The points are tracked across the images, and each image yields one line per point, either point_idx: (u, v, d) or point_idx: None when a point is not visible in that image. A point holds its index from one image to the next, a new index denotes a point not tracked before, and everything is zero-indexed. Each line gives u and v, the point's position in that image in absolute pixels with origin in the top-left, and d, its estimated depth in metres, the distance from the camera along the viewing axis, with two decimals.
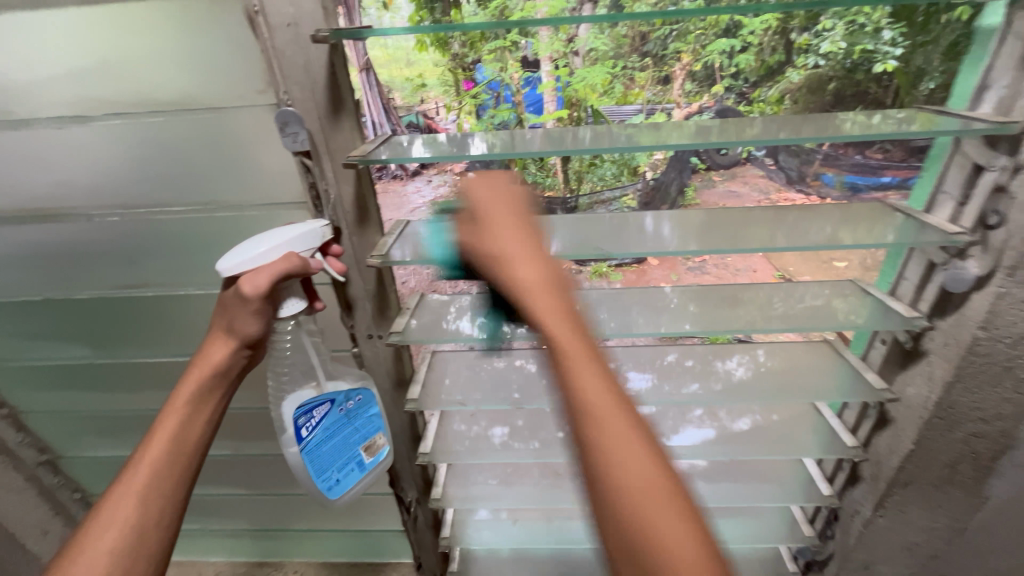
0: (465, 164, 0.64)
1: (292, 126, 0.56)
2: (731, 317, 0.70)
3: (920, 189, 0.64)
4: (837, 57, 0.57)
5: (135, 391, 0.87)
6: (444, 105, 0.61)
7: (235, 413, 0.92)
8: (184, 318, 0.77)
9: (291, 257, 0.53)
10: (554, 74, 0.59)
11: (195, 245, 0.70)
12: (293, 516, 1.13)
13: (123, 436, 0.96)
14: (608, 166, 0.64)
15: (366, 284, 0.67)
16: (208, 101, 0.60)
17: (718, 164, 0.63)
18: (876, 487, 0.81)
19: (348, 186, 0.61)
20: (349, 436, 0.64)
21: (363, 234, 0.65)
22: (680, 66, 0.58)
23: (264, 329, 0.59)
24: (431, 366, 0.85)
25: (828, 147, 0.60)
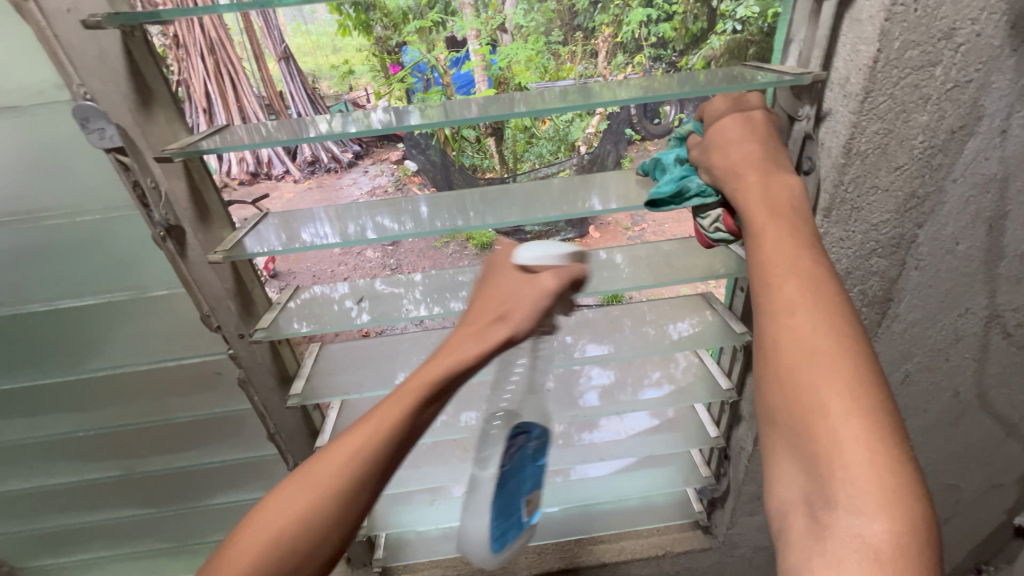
0: (402, 150, 0.64)
1: (95, 121, 0.51)
2: (675, 273, 0.73)
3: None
4: (755, 22, 0.59)
5: (5, 419, 0.83)
6: (374, 92, 0.59)
7: (118, 431, 0.87)
8: (34, 336, 0.72)
9: (581, 263, 0.59)
10: (482, 52, 0.58)
11: (31, 257, 0.65)
12: (207, 528, 1.09)
13: (2, 466, 0.90)
14: (545, 144, 0.65)
15: (225, 283, 0.64)
16: (3, 100, 0.55)
17: (652, 133, 0.65)
18: (754, 423, 0.90)
19: (178, 180, 0.58)
20: (529, 483, 0.68)
21: (207, 231, 0.61)
22: (604, 38, 0.58)
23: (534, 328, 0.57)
24: (317, 359, 0.85)
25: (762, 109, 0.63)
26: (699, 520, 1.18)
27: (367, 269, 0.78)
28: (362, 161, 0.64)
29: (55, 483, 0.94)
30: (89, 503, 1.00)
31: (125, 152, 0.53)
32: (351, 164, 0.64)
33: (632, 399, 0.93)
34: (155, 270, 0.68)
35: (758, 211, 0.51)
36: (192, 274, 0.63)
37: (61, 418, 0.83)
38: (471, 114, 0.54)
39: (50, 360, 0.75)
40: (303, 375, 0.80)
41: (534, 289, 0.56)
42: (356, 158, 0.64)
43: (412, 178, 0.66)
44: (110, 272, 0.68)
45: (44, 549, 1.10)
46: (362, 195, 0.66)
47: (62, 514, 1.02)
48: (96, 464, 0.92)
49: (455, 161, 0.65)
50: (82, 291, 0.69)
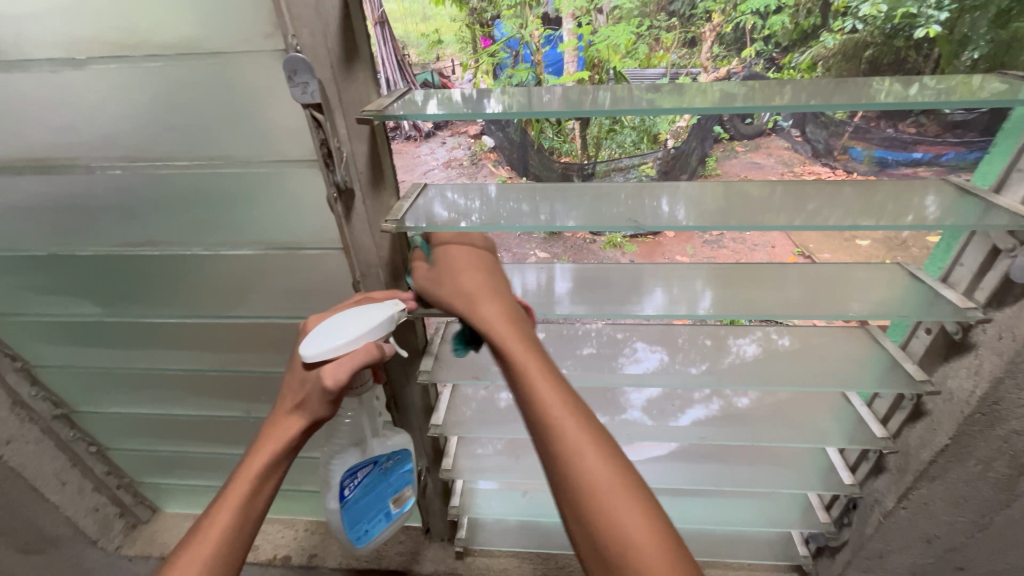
0: (479, 125, 0.65)
1: (301, 75, 0.54)
2: (766, 301, 0.70)
3: (988, 167, 0.61)
4: (876, 21, 0.54)
5: (150, 349, 0.92)
6: (461, 63, 0.61)
7: (246, 375, 0.95)
8: (192, 278, 0.79)
9: (370, 347, 0.61)
10: (576, 32, 0.57)
11: (202, 202, 0.70)
12: (305, 477, 1.17)
13: (139, 391, 1.02)
14: (628, 133, 0.62)
15: (380, 252, 0.70)
16: (212, 46, 0.59)
17: (741, 134, 0.60)
18: (901, 479, 0.83)
19: (361, 144, 0.62)
20: (383, 492, 0.80)
21: (376, 196, 0.66)
22: (710, 27, 0.56)
23: (333, 411, 0.65)
24: (444, 338, 0.87)
25: (860, 119, 0.57)
26: (802, 565, 1.12)
27: None
28: (440, 132, 0.66)
29: (182, 414, 1.06)
30: (207, 435, 1.10)
31: (322, 110, 0.57)
32: (429, 135, 0.67)
33: (676, 424, 0.90)
34: (311, 229, 0.72)
35: (520, 358, 0.59)
36: (352, 238, 0.67)
37: (198, 355, 0.92)
38: (550, 109, 0.54)
39: (202, 300, 0.82)
40: (432, 353, 0.82)
41: (317, 384, 0.62)
42: (434, 130, 0.66)
43: (488, 155, 0.67)
44: (270, 227, 0.72)
45: (162, 470, 1.22)
46: (439, 165, 0.68)
47: (183, 441, 1.13)
48: (222, 402, 1.02)
49: (534, 142, 0.64)
50: (244, 242, 0.74)
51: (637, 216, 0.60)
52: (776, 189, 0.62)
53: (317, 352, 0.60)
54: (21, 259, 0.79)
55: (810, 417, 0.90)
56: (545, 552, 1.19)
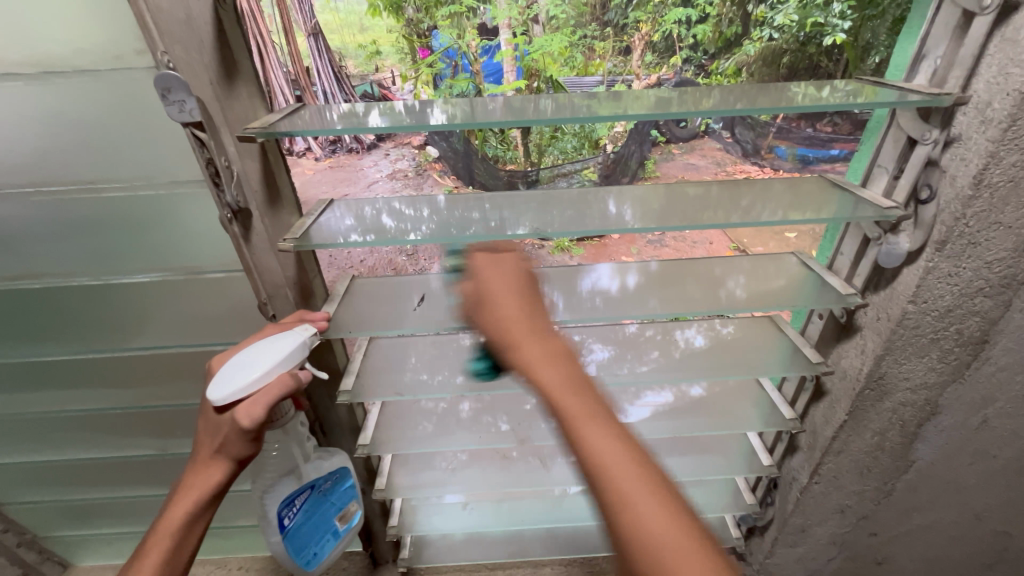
0: (423, 137, 0.64)
1: (177, 92, 0.50)
2: (695, 299, 0.73)
3: (858, 163, 0.66)
4: (791, 30, 0.58)
5: (44, 390, 0.84)
6: (400, 74, 0.60)
7: (158, 410, 0.89)
8: (82, 311, 0.73)
9: (285, 378, 0.59)
10: (512, 42, 0.58)
11: (89, 228, 0.65)
12: (232, 514, 1.10)
13: (39, 436, 0.93)
14: (569, 139, 0.64)
15: (285, 271, 0.66)
16: (82, 65, 0.55)
17: (677, 136, 0.63)
18: (811, 455, 0.88)
19: (250, 160, 0.59)
20: (326, 512, 0.77)
21: (273, 214, 0.63)
22: (640, 35, 0.58)
23: (254, 449, 0.62)
24: (367, 354, 0.84)
25: (782, 120, 0.61)
26: (736, 547, 1.18)
27: (383, 254, 0.79)
28: (383, 144, 0.65)
29: (91, 457, 0.97)
30: (121, 478, 1.02)
31: (204, 128, 0.53)
32: (372, 147, 0.65)
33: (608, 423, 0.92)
34: (212, 250, 0.69)
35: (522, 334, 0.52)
36: (255, 261, 0.63)
37: (103, 393, 0.85)
38: (493, 118, 0.54)
39: (99, 336, 0.76)
40: (352, 370, 0.78)
41: (231, 427, 0.59)
42: (376, 141, 0.65)
43: (433, 165, 0.67)
44: (171, 251, 0.68)
45: (70, 521, 1.11)
46: (383, 176, 0.67)
47: (92, 488, 1.04)
48: (133, 441, 0.95)
49: (477, 150, 0.64)
50: (142, 268, 0.69)
51: (552, 225, 0.61)
52: (715, 189, 0.65)
53: (227, 392, 0.57)
54: None
55: (734, 405, 0.95)
56: (492, 563, 1.18)
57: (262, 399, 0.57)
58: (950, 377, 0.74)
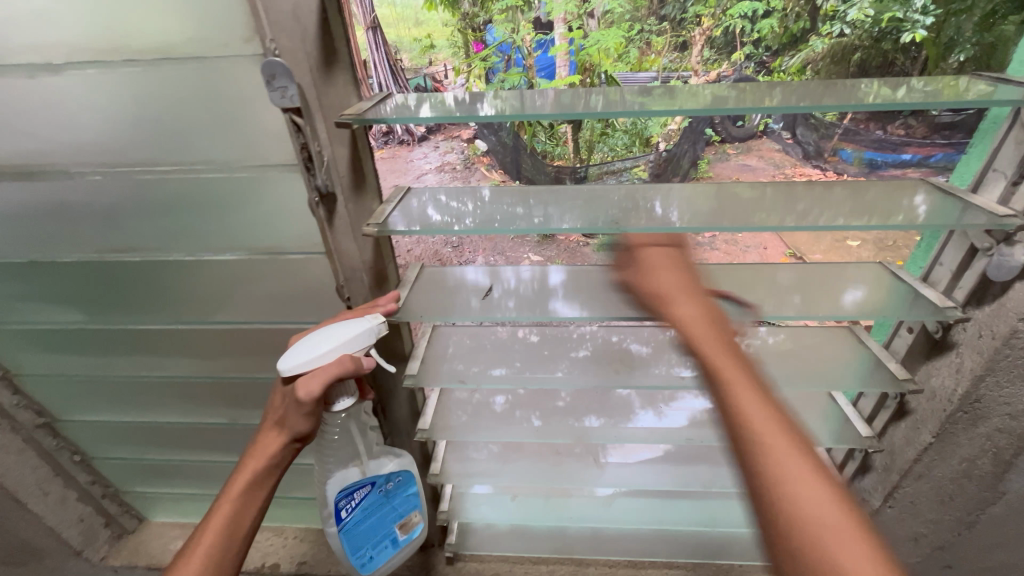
0: (473, 130, 0.64)
1: (280, 79, 0.52)
2: (745, 304, 0.70)
3: (966, 167, 0.63)
4: (865, 25, 0.54)
5: (135, 355, 0.91)
6: (453, 68, 0.61)
7: (232, 382, 0.95)
8: (173, 283, 0.78)
9: (344, 360, 0.61)
10: (567, 36, 0.58)
11: (183, 208, 0.70)
12: (292, 485, 1.16)
13: (125, 398, 1.01)
14: (620, 136, 0.63)
15: (363, 257, 0.68)
16: (192, 51, 0.58)
17: (733, 136, 0.61)
18: (886, 478, 0.85)
19: (340, 146, 0.60)
20: (382, 515, 0.79)
21: (358, 200, 0.64)
22: (700, 31, 0.56)
23: (313, 424, 0.64)
24: (430, 341, 0.86)
25: (850, 122, 0.58)
26: None
27: (430, 244, 0.81)
28: (433, 137, 0.66)
29: (170, 421, 1.05)
30: (195, 442, 1.09)
31: (301, 114, 0.54)
32: (423, 139, 0.66)
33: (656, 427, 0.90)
34: (289, 233, 0.72)
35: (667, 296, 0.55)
36: (335, 244, 0.64)
37: (185, 363, 0.91)
38: (541, 112, 0.54)
39: (188, 308, 0.82)
40: (419, 356, 0.81)
41: (293, 397, 0.62)
42: (427, 134, 0.66)
43: (481, 158, 0.67)
44: (258, 230, 0.72)
45: (148, 479, 1.20)
46: (432, 168, 0.68)
47: (170, 450, 1.12)
48: (210, 410, 1.01)
49: (526, 146, 0.65)
50: (226, 247, 0.74)
51: (607, 218, 0.60)
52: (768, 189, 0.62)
53: (292, 365, 0.60)
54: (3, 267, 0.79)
55: (798, 415, 0.91)
56: (535, 557, 1.18)
57: (318, 376, 0.59)
58: None
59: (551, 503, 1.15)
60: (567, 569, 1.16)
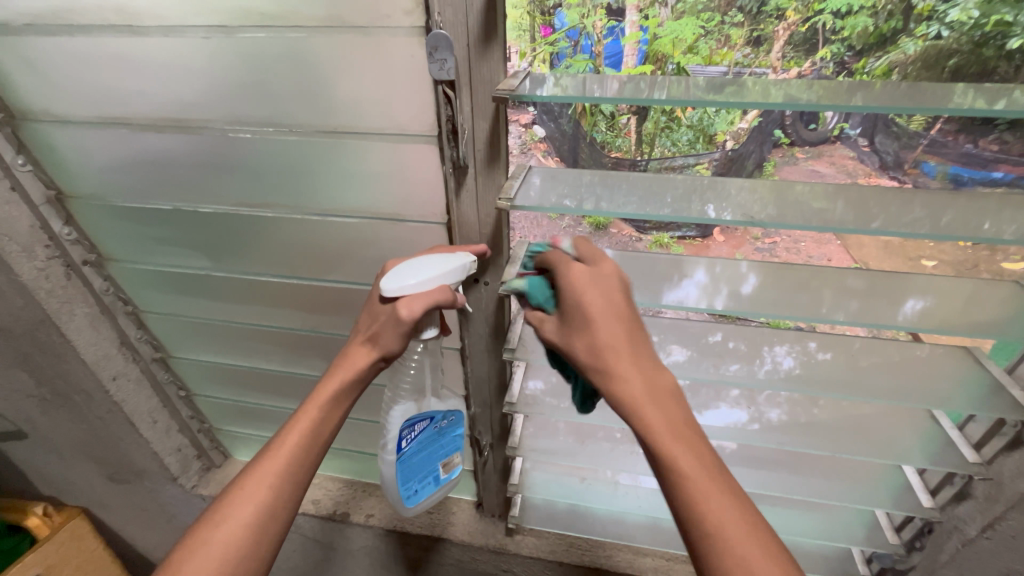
0: (531, 114, 0.65)
1: (441, 52, 0.59)
2: (795, 305, 0.67)
3: None
4: (964, 28, 0.50)
5: (244, 303, 0.98)
6: (518, 51, 0.60)
7: (329, 337, 0.99)
8: (288, 237, 0.83)
9: (443, 289, 0.67)
10: (639, 24, 0.57)
11: (313, 168, 0.74)
12: (367, 440, 1.22)
13: (230, 342, 1.09)
14: (684, 132, 0.62)
15: (482, 229, 0.73)
16: (353, 22, 0.61)
17: (804, 139, 0.58)
18: (988, 508, 0.79)
19: (484, 123, 0.64)
20: (434, 451, 0.85)
21: (488, 174, 0.68)
22: (785, 26, 0.53)
23: (402, 347, 0.70)
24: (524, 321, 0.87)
25: (937, 131, 0.54)
26: None
27: None
28: None
29: (265, 368, 1.12)
30: (281, 389, 1.16)
31: (453, 86, 0.61)
32: None
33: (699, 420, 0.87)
34: (404, 198, 0.74)
35: (613, 359, 0.58)
36: (457, 212, 0.72)
37: (289, 313, 0.97)
38: (607, 95, 0.54)
39: (301, 261, 0.87)
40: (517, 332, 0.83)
41: (390, 317, 0.67)
42: None
43: (538, 144, 0.67)
44: (376, 194, 0.75)
45: (237, 419, 1.29)
46: None
47: (262, 394, 1.19)
48: (302, 361, 1.07)
49: (585, 134, 0.65)
50: (346, 208, 0.77)
51: (654, 207, 0.59)
52: (869, 193, 0.58)
53: (396, 288, 0.66)
54: (146, 211, 0.87)
55: (893, 434, 0.85)
56: (595, 541, 1.16)
57: (421, 301, 0.66)
58: None
59: (619, 492, 1.13)
60: (623, 555, 1.15)
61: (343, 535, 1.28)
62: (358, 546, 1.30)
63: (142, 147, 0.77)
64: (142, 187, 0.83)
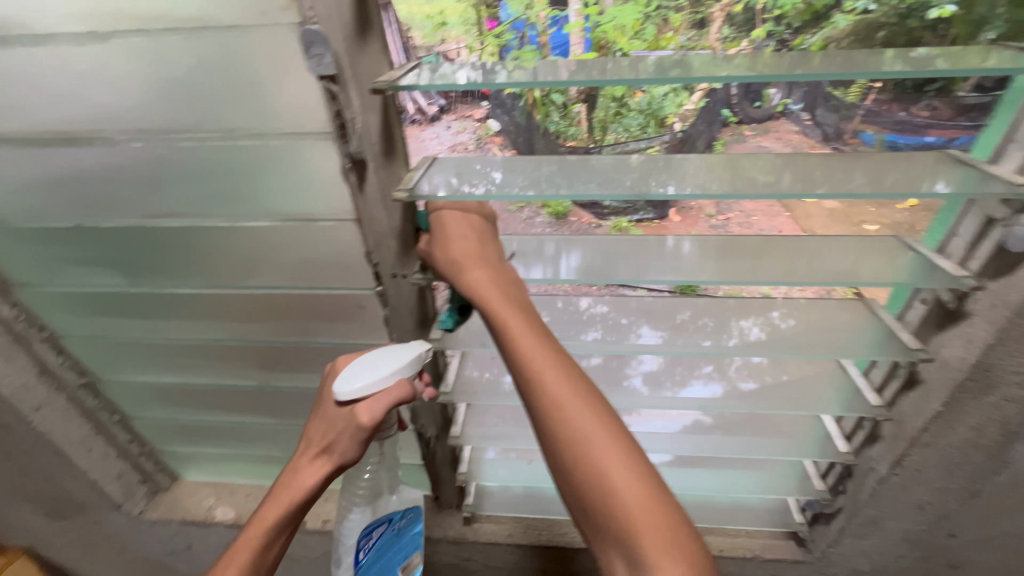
0: (484, 108, 0.63)
1: (317, 47, 0.55)
2: (759, 273, 0.70)
3: (986, 139, 0.60)
4: (891, 1, 0.52)
5: (168, 318, 0.94)
6: (465, 45, 0.60)
7: (262, 344, 0.96)
8: (204, 246, 0.80)
9: (402, 384, 0.66)
10: (582, 13, 0.56)
11: (217, 175, 0.71)
12: None
13: (160, 360, 1.04)
14: (635, 116, 0.63)
15: (390, 223, 0.71)
16: (228, 19, 0.57)
17: (751, 117, 0.60)
18: (896, 446, 0.85)
19: (373, 115, 0.63)
20: (392, 556, 0.83)
21: (388, 167, 0.67)
22: (721, 7, 0.55)
23: (360, 454, 0.68)
24: (453, 308, 0.87)
25: (872, 102, 0.57)
26: (798, 531, 1.13)
27: None
28: (445, 116, 0.66)
29: (201, 383, 1.08)
30: (228, 403, 1.13)
31: (336, 81, 0.58)
32: (434, 118, 0.67)
33: (677, 395, 0.89)
34: (327, 197, 0.72)
35: (500, 306, 0.65)
36: (365, 211, 0.69)
37: (217, 325, 0.93)
38: (561, 77, 0.54)
39: (220, 270, 0.83)
40: (444, 320, 0.83)
41: (347, 425, 0.66)
42: (439, 113, 0.67)
43: (493, 138, 0.66)
44: (286, 198, 0.72)
45: (183, 437, 1.25)
46: (444, 149, 0.69)
47: (204, 410, 1.16)
48: (238, 373, 1.04)
49: (539, 125, 0.64)
50: (256, 214, 0.74)
51: (607, 185, 0.60)
52: (791, 163, 0.60)
53: (350, 391, 0.64)
54: (46, 231, 0.81)
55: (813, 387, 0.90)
56: (550, 519, 1.19)
57: (378, 405, 0.64)
58: None
59: None
60: (578, 531, 1.18)
61: (303, 544, 1.26)
62: (321, 552, 1.28)
63: (31, 163, 0.72)
64: (36, 206, 0.77)
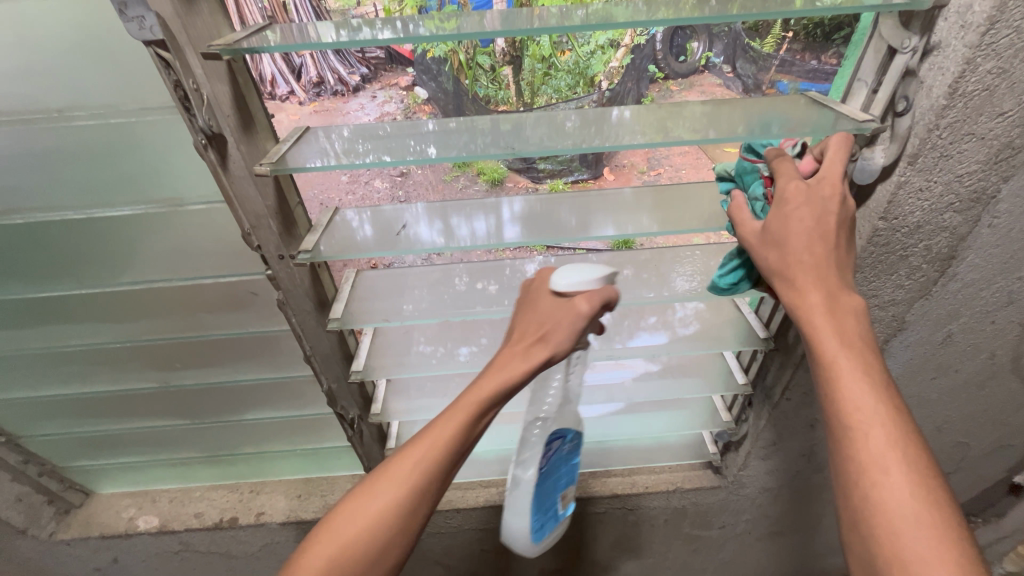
0: (410, 77, 0.63)
1: (133, 7, 0.46)
2: (689, 218, 0.70)
3: (840, 79, 0.63)
4: None
5: (40, 326, 0.85)
6: (384, 8, 0.57)
7: (153, 343, 0.89)
8: (60, 244, 0.71)
9: (608, 288, 0.70)
10: None
11: (55, 161, 0.62)
12: (238, 440, 1.16)
13: (41, 371, 0.95)
14: (564, 77, 0.62)
15: (267, 200, 0.64)
16: None
17: (676, 72, 0.62)
18: (783, 373, 0.93)
19: (221, 84, 0.55)
20: (558, 478, 0.89)
21: (250, 140, 0.60)
22: None
23: (569, 347, 0.69)
24: (354, 285, 0.87)
25: (786, 52, 0.60)
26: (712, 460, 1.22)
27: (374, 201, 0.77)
28: (370, 86, 0.63)
29: (92, 392, 0.99)
30: (129, 411, 1.04)
31: (167, 48, 0.49)
32: (358, 88, 0.63)
33: (626, 346, 0.93)
34: (193, 180, 0.66)
35: (813, 301, 0.56)
36: (234, 189, 0.61)
37: (100, 327, 0.85)
38: (484, 28, 0.50)
39: (85, 268, 0.75)
40: (341, 298, 0.82)
41: (567, 314, 0.68)
42: (363, 83, 0.63)
43: (422, 107, 0.65)
44: (147, 181, 0.66)
45: (84, 453, 1.16)
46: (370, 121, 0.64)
47: (105, 420, 1.06)
48: (136, 377, 0.96)
49: (468, 91, 0.63)
50: (113, 201, 0.67)
51: (518, 144, 0.58)
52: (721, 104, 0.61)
53: (567, 284, 0.68)
54: None
55: (716, 327, 0.95)
56: (486, 481, 1.23)
57: (608, 293, 0.69)
58: (919, 294, 0.79)
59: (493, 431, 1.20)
60: None
61: (236, 541, 1.23)
62: (259, 547, 1.25)
63: None
64: None
